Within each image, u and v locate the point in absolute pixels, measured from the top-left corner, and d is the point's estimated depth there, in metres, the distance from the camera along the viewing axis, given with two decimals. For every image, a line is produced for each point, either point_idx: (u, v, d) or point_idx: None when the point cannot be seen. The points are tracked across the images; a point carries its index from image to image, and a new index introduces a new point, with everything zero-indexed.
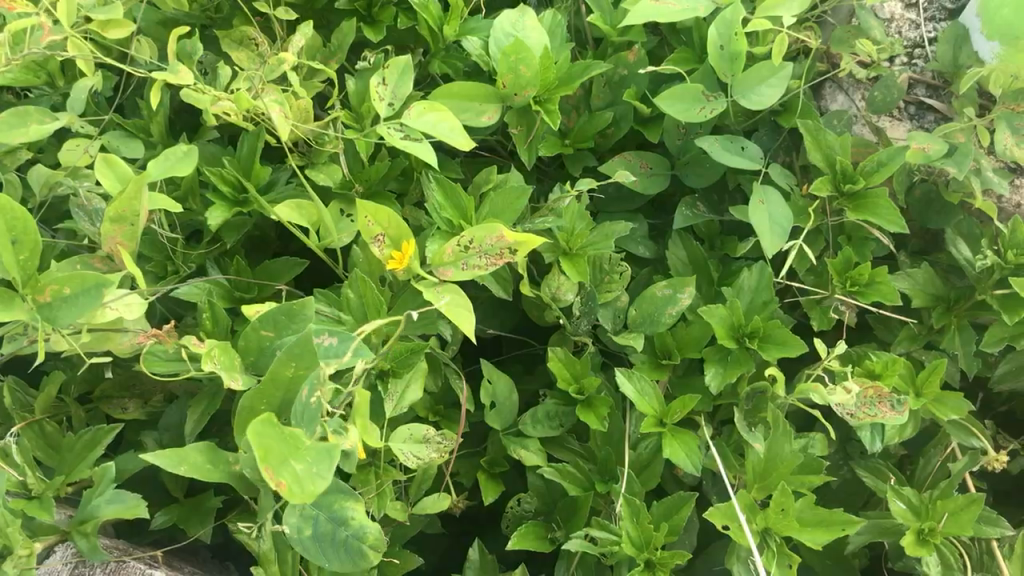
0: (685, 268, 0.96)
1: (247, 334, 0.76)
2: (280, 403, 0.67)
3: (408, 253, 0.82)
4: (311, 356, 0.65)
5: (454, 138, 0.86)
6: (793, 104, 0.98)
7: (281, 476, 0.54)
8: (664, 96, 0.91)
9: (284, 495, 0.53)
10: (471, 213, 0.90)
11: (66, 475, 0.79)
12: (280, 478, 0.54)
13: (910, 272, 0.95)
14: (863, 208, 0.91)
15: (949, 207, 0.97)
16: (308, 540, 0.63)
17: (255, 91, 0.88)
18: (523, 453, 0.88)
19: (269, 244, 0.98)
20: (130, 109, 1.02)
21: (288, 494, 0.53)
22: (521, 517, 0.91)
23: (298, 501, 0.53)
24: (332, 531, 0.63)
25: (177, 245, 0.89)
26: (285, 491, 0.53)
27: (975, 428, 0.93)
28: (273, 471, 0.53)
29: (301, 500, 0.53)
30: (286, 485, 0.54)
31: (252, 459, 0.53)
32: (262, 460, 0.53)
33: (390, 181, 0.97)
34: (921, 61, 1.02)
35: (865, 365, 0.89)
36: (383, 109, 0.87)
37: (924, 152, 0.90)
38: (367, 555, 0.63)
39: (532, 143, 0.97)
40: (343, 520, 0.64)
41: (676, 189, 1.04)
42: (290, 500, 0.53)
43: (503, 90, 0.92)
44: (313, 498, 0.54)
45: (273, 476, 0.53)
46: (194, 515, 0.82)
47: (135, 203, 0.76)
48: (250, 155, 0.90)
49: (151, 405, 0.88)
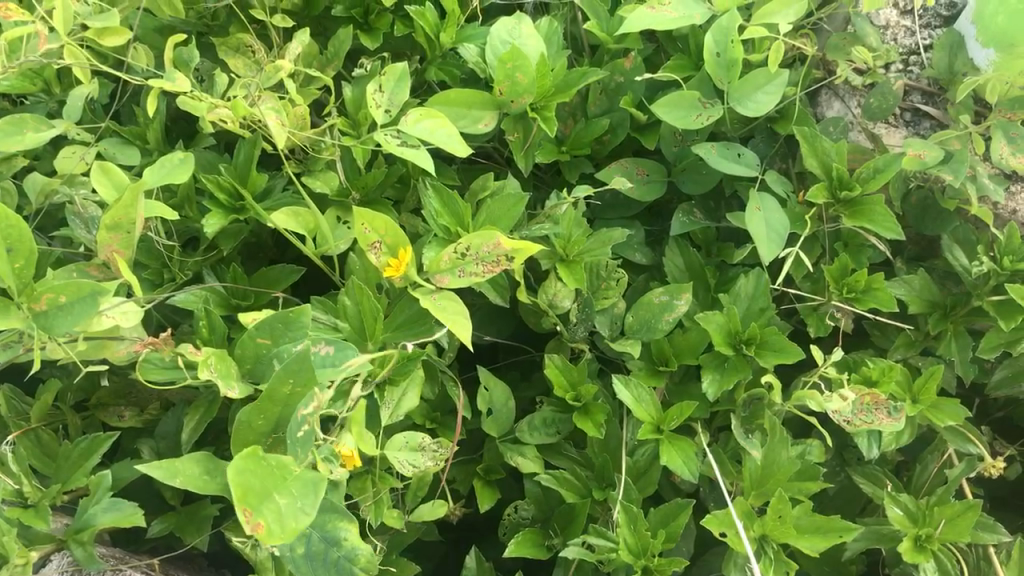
0: (682, 275, 0.96)
1: (243, 342, 0.76)
2: (277, 418, 0.67)
3: (405, 261, 0.83)
4: (308, 372, 0.66)
5: (450, 146, 0.87)
6: (788, 111, 0.98)
7: (261, 515, 0.54)
8: (660, 104, 0.92)
9: (266, 535, 0.53)
10: (467, 220, 0.90)
11: (61, 484, 0.79)
12: (259, 518, 0.54)
13: (906, 278, 0.95)
14: (859, 215, 0.91)
15: (945, 213, 0.97)
16: (301, 561, 0.63)
17: (251, 98, 0.88)
18: (520, 460, 0.88)
19: (266, 251, 0.98)
20: (126, 116, 1.01)
21: (269, 535, 0.53)
22: (517, 525, 0.91)
23: (282, 539, 0.54)
24: (325, 552, 0.63)
25: (173, 253, 0.89)
26: (268, 530, 0.54)
27: (972, 434, 0.93)
28: (252, 511, 0.54)
29: (283, 539, 0.54)
30: (266, 525, 0.54)
31: (235, 497, 0.53)
32: (244, 498, 0.54)
33: (387, 188, 0.97)
34: (916, 68, 1.02)
35: (861, 371, 0.90)
36: (379, 115, 0.87)
37: (921, 159, 0.90)
38: None
39: (528, 150, 0.97)
40: (336, 542, 0.64)
41: (672, 196, 1.04)
42: (272, 541, 0.54)
43: (500, 97, 0.92)
44: (293, 535, 0.55)
45: (252, 517, 0.53)
46: (190, 523, 0.82)
47: (131, 211, 0.76)
48: (247, 162, 0.90)
49: (148, 413, 0.87)
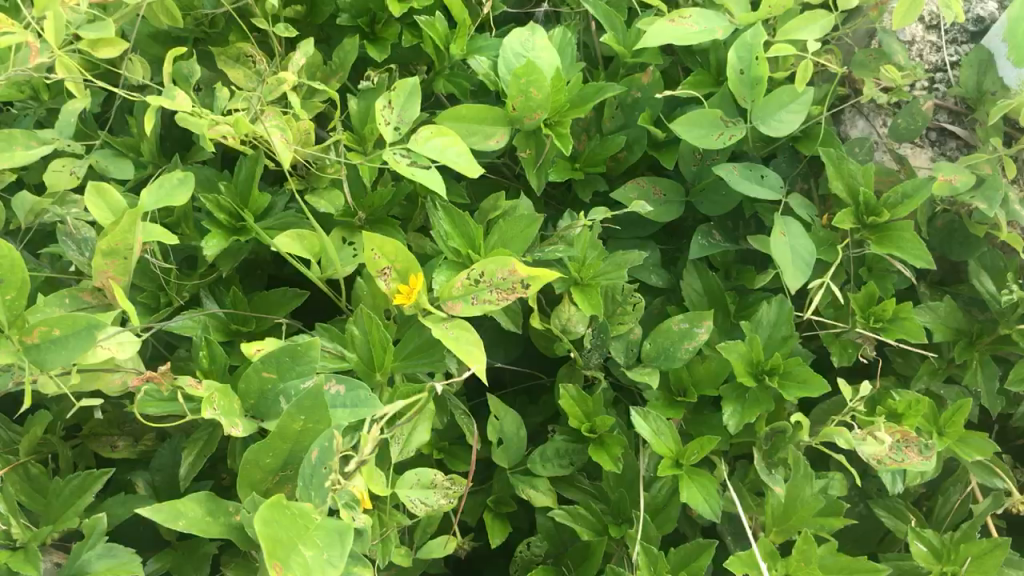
0: (701, 301, 0.92)
1: (247, 375, 0.72)
2: (286, 456, 0.65)
3: (415, 288, 0.79)
4: (321, 409, 0.63)
5: (461, 164, 0.83)
6: (812, 131, 0.94)
7: (290, 570, 0.53)
8: (679, 122, 0.88)
9: None
10: (479, 242, 0.86)
11: (53, 524, 0.74)
12: (289, 571, 0.53)
13: (932, 305, 0.92)
14: (886, 241, 0.88)
15: (973, 238, 0.94)
16: None
17: (254, 113, 0.83)
18: (532, 493, 0.85)
19: (263, 268, 0.92)
20: (118, 126, 0.96)
21: None
22: (529, 561, 0.87)
23: None
24: None
25: (170, 275, 0.84)
26: None
27: (998, 467, 0.90)
28: (282, 565, 0.53)
29: None
30: None
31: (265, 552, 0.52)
32: (273, 552, 0.53)
33: (393, 206, 0.93)
34: (942, 86, 0.99)
35: (888, 404, 0.86)
36: (387, 133, 0.83)
37: (951, 184, 0.88)
38: None
39: (540, 167, 0.93)
40: None
41: (688, 215, 1.00)
42: None
43: (512, 113, 0.89)
44: None
45: (282, 571, 0.53)
46: (189, 562, 0.77)
47: (129, 236, 0.72)
48: (248, 180, 0.85)
49: (143, 444, 0.83)
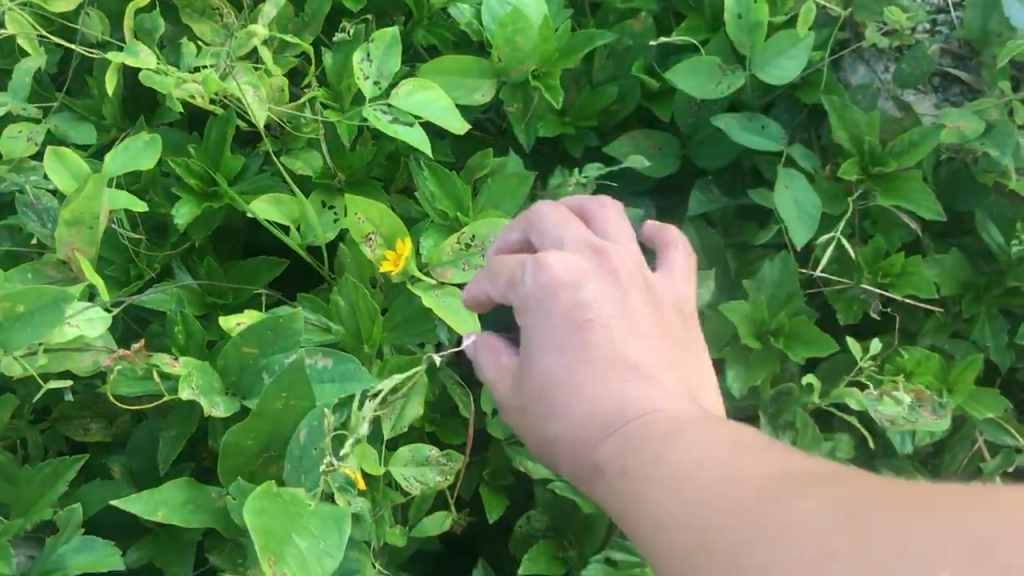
0: (701, 261, 0.89)
1: (225, 351, 0.67)
2: (271, 437, 0.61)
3: (404, 255, 0.74)
4: (307, 384, 0.58)
5: (447, 120, 0.78)
6: (813, 78, 0.90)
7: (286, 565, 0.49)
8: (675, 69, 0.84)
9: None
10: (468, 202, 0.81)
11: (24, 515, 0.69)
12: (285, 565, 0.49)
13: (938, 257, 0.88)
14: (891, 191, 0.85)
15: (980, 187, 0.90)
16: None
17: (224, 70, 0.78)
18: (530, 466, 0.81)
19: (238, 236, 0.87)
20: (78, 88, 0.90)
21: None
22: (528, 536, 0.84)
23: None
24: None
25: (140, 246, 0.79)
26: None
27: (1008, 424, 0.88)
28: (277, 559, 0.49)
29: None
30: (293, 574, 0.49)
31: (257, 543, 0.48)
32: (266, 544, 0.49)
33: (375, 167, 0.88)
34: (945, 28, 0.96)
35: (896, 362, 0.84)
36: (367, 88, 0.78)
37: (960, 131, 0.84)
38: None
39: (529, 121, 0.88)
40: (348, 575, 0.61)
41: (684, 169, 0.96)
42: None
43: (498, 64, 0.83)
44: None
45: (277, 565, 0.48)
46: (171, 551, 0.72)
47: (94, 203, 0.67)
48: (219, 142, 0.80)
49: (118, 426, 0.78)
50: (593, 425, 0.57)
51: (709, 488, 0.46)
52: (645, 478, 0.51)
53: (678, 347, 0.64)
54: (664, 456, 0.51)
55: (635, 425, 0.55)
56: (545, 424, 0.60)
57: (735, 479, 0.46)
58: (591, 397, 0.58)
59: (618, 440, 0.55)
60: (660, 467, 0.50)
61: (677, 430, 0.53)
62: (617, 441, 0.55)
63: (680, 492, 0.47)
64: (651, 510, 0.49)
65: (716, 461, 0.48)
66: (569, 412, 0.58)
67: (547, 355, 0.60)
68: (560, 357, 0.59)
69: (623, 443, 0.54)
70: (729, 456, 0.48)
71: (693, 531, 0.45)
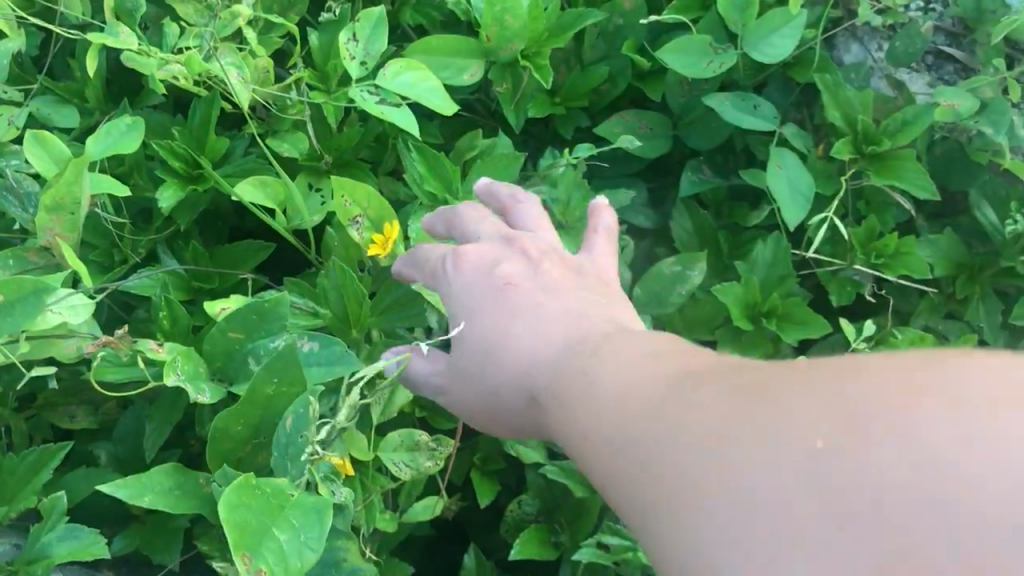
0: (692, 242, 0.88)
1: (211, 337, 0.66)
2: (258, 423, 0.60)
3: (392, 237, 0.73)
4: (295, 368, 0.57)
5: (435, 100, 0.76)
6: (806, 57, 0.89)
7: (262, 560, 0.48)
8: (667, 48, 0.83)
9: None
10: (456, 184, 0.80)
11: (9, 505, 0.68)
12: (261, 562, 0.48)
13: (932, 238, 0.87)
14: (886, 170, 0.84)
15: (974, 166, 0.90)
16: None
17: (208, 51, 0.76)
18: (522, 450, 0.80)
19: (224, 220, 0.86)
20: (60, 70, 0.89)
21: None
22: (520, 521, 0.83)
23: None
24: (323, 572, 0.60)
25: (124, 230, 0.77)
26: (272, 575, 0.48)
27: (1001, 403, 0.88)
28: (253, 555, 0.48)
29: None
30: (270, 570, 0.48)
31: (231, 540, 0.47)
32: (242, 540, 0.48)
33: (362, 149, 0.86)
34: (938, 6, 0.95)
35: (889, 343, 0.83)
36: (354, 68, 0.76)
37: (955, 109, 0.83)
38: None
39: (519, 102, 0.87)
40: (335, 562, 0.60)
41: (676, 149, 0.95)
42: None
43: (487, 44, 0.82)
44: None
45: (253, 561, 0.47)
46: (159, 538, 0.71)
47: (75, 187, 0.66)
48: (204, 125, 0.79)
49: (104, 413, 0.77)
50: (528, 374, 0.57)
51: (627, 398, 0.45)
52: (572, 406, 0.50)
53: (607, 295, 0.66)
54: (593, 383, 0.50)
55: (567, 362, 0.54)
56: (481, 386, 0.62)
57: (649, 383, 0.45)
58: (523, 348, 0.59)
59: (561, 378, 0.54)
60: (587, 391, 0.49)
61: (605, 354, 0.52)
62: (558, 381, 0.54)
63: (610, 413, 0.46)
64: (591, 435, 0.47)
65: (635, 372, 0.47)
66: (509, 369, 0.59)
67: (479, 330, 0.62)
68: (483, 321, 0.62)
69: (562, 380, 0.53)
70: (644, 364, 0.47)
71: (623, 448, 0.43)
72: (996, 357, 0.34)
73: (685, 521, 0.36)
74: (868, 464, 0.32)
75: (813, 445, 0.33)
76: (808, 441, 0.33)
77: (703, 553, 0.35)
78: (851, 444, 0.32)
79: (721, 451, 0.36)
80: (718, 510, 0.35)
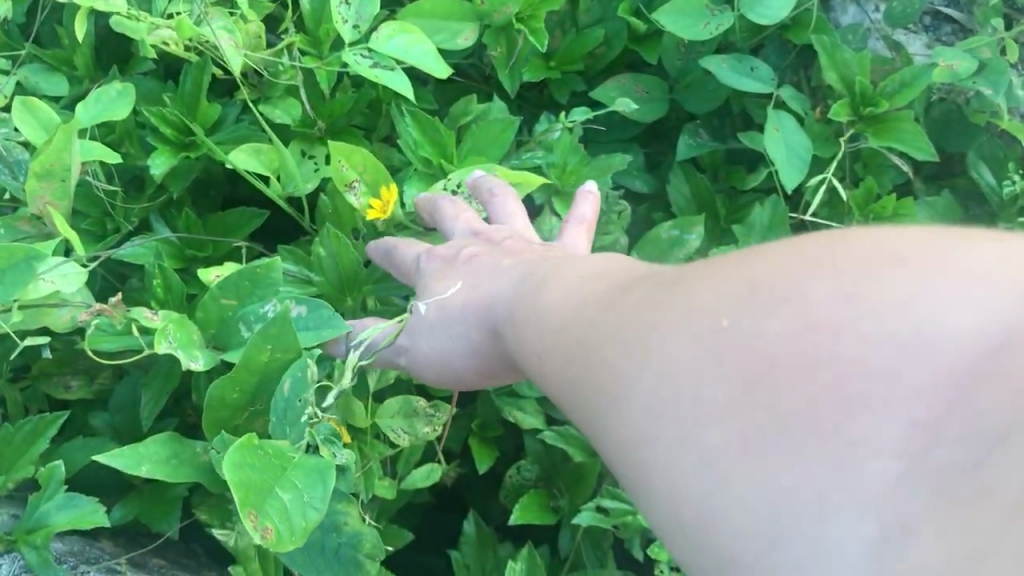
0: (689, 206, 0.88)
1: (204, 304, 0.65)
2: (255, 389, 0.59)
3: (390, 200, 0.72)
4: (290, 335, 0.56)
5: (430, 65, 0.75)
6: (803, 19, 0.88)
7: (267, 518, 0.48)
8: (663, 10, 0.82)
9: (276, 540, 0.48)
10: (452, 149, 0.80)
11: (5, 476, 0.68)
12: (267, 522, 0.48)
13: (931, 200, 0.87)
14: (882, 133, 0.84)
15: (973, 128, 0.89)
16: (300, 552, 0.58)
17: (197, 15, 0.75)
18: (520, 416, 0.80)
19: (217, 188, 0.85)
20: (46, 38, 0.87)
21: (279, 540, 0.48)
22: (519, 486, 0.84)
23: (292, 542, 0.48)
24: (321, 540, 0.59)
25: (116, 199, 0.77)
26: (276, 534, 0.48)
27: None
28: (258, 515, 0.48)
29: (294, 543, 0.48)
30: (275, 529, 0.48)
31: (236, 500, 0.47)
32: (247, 501, 0.48)
33: (356, 116, 0.86)
34: None
35: None
36: (346, 32, 0.75)
37: (953, 70, 0.82)
38: (363, 565, 0.59)
39: (513, 66, 0.86)
40: (335, 526, 0.59)
41: (671, 113, 0.94)
42: (282, 544, 0.48)
43: (481, 6, 0.81)
44: (304, 536, 0.50)
45: (258, 521, 0.47)
46: (157, 507, 0.71)
47: (64, 154, 0.64)
48: (195, 91, 0.78)
49: (100, 382, 0.77)
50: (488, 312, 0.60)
51: (567, 319, 0.47)
52: (521, 335, 0.53)
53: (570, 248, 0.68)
54: (538, 304, 0.52)
55: (520, 294, 0.57)
56: (440, 338, 0.63)
57: (581, 307, 0.46)
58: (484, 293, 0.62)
59: (515, 304, 0.56)
60: (533, 313, 0.52)
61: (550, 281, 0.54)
62: (512, 308, 0.56)
63: (552, 324, 0.48)
64: (535, 349, 0.49)
65: (575, 291, 0.49)
66: (472, 309, 0.62)
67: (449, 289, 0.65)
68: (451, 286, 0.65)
69: (514, 308, 0.56)
70: (579, 291, 0.49)
71: (559, 354, 0.45)
72: (889, 237, 0.36)
73: (603, 405, 0.38)
74: (767, 333, 0.33)
75: (719, 325, 0.34)
76: (711, 320, 0.35)
77: (626, 438, 0.36)
78: (749, 319, 0.34)
79: (637, 346, 0.37)
80: (631, 390, 0.36)
